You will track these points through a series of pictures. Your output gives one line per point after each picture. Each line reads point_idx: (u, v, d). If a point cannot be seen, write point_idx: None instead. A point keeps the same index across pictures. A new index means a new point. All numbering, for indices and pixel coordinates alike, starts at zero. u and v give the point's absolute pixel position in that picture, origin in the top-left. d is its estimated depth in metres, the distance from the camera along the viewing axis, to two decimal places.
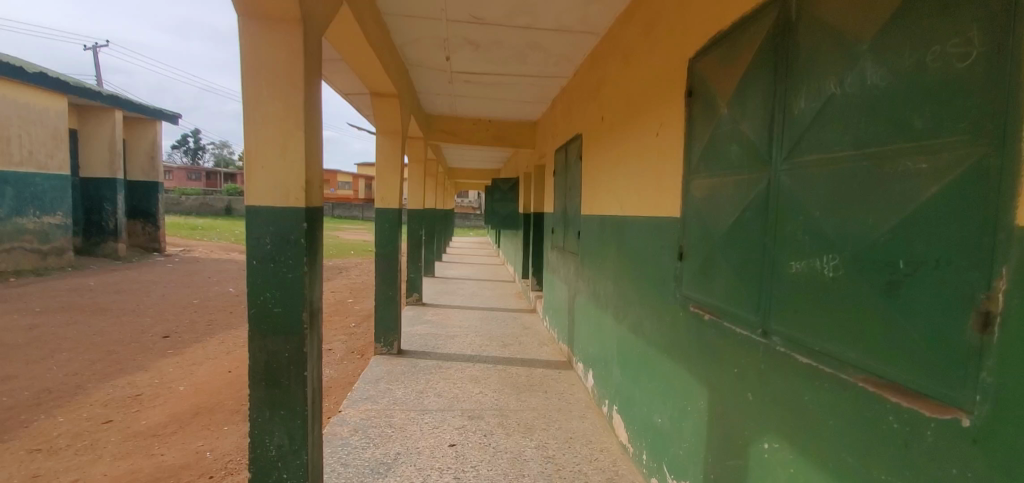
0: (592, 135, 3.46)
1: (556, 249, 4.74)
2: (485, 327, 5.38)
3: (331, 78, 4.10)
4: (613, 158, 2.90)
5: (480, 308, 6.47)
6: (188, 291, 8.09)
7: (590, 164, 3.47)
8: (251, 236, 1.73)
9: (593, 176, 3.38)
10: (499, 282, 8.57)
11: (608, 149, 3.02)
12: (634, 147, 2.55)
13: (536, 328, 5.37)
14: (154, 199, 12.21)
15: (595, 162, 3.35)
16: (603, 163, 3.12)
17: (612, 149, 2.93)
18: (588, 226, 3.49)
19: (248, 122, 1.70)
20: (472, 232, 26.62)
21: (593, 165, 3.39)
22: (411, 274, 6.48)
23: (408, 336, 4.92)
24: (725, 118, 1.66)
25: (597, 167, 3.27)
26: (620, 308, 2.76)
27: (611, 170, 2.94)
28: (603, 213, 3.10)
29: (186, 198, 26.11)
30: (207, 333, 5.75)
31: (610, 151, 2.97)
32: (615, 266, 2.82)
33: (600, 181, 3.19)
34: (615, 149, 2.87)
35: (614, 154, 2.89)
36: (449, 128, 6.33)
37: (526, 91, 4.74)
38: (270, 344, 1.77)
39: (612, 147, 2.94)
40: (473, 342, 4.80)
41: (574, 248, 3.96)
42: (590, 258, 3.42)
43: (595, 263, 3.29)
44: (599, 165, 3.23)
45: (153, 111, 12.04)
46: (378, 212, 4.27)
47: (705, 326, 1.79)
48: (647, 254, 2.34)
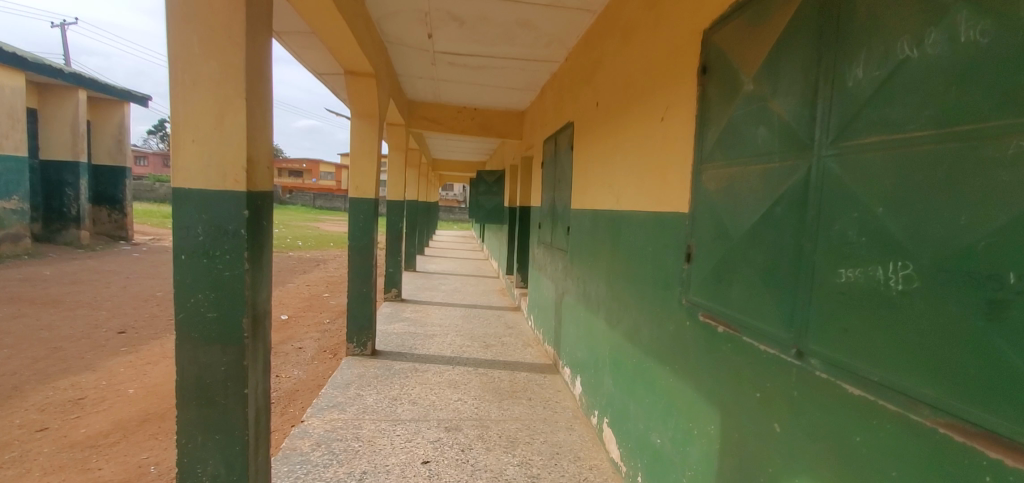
0: (585, 123, 3.20)
1: (542, 246, 4.48)
2: (467, 326, 5.10)
3: (301, 53, 3.76)
4: (609, 146, 2.65)
5: (462, 305, 6.19)
6: (153, 283, 7.64)
7: (583, 155, 3.21)
8: (179, 224, 1.43)
9: (586, 168, 3.12)
10: (482, 279, 8.28)
11: (603, 137, 2.76)
12: (634, 134, 2.29)
13: (520, 328, 5.11)
14: (121, 185, 11.61)
15: (587, 152, 3.09)
16: (598, 153, 2.86)
17: (608, 138, 2.67)
18: (579, 222, 3.23)
19: (175, 85, 1.40)
20: (456, 226, 26.23)
21: (586, 155, 3.13)
22: (389, 269, 6.16)
23: (384, 335, 4.61)
24: (750, 95, 1.40)
25: (590, 158, 3.02)
26: (612, 312, 2.52)
27: (606, 161, 2.69)
28: (597, 207, 2.84)
29: (160, 185, 25.18)
30: (168, 329, 5.36)
31: (605, 140, 2.71)
32: (609, 266, 2.57)
33: (593, 173, 2.93)
34: (611, 138, 2.62)
35: (609, 143, 2.64)
36: (432, 115, 6.02)
37: (515, 77, 4.45)
38: (202, 355, 1.47)
39: (607, 135, 2.68)
40: (453, 343, 4.51)
41: (563, 245, 3.70)
42: (580, 255, 3.16)
43: (585, 262, 3.04)
44: (592, 156, 2.97)
45: (121, 92, 11.43)
46: (352, 202, 3.89)
47: (718, 339, 1.54)
48: (647, 254, 2.09)
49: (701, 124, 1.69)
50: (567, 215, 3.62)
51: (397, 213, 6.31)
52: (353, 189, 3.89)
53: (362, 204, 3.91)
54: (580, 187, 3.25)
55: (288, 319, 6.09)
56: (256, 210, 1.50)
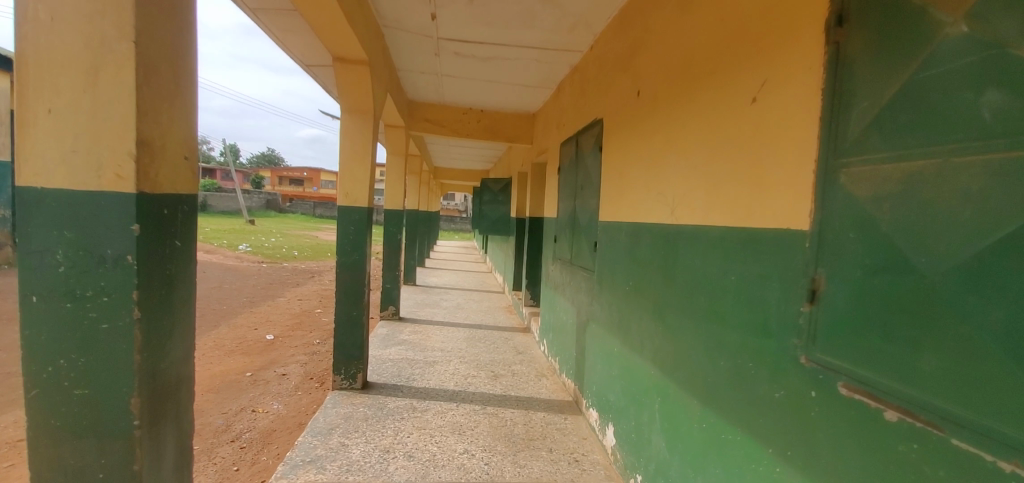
0: (617, 119, 2.68)
1: (559, 262, 3.94)
2: (471, 351, 4.52)
3: (282, 38, 3.25)
4: (656, 146, 2.13)
5: (466, 325, 5.60)
6: None
7: (614, 157, 2.69)
8: (30, 251, 0.93)
9: (620, 171, 2.59)
10: (487, 294, 7.69)
11: (647, 134, 2.24)
12: (698, 126, 1.76)
13: (531, 353, 4.54)
14: None
15: (622, 153, 2.57)
16: (638, 154, 2.34)
17: (654, 134, 2.16)
18: (610, 238, 2.69)
19: (25, 21, 0.91)
20: (457, 236, 25.65)
21: (620, 156, 2.61)
22: (386, 284, 5.58)
23: (377, 363, 4.03)
24: (953, 46, 0.87)
25: (626, 161, 2.50)
26: (664, 353, 1.97)
27: (652, 162, 2.17)
28: (638, 219, 2.30)
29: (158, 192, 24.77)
30: None
31: (650, 137, 2.20)
32: (660, 295, 2.02)
33: (633, 177, 2.39)
34: (659, 134, 2.10)
35: (657, 141, 2.12)
36: (435, 117, 5.50)
37: (528, 71, 3.93)
38: (69, 456, 0.95)
39: (653, 131, 2.17)
40: (457, 372, 3.92)
41: (587, 264, 3.15)
42: (614, 278, 2.62)
43: (620, 287, 2.51)
44: (630, 158, 2.45)
45: None
46: (341, 211, 3.31)
47: (882, 429, 0.99)
48: (727, 284, 1.54)
49: (834, 102, 1.15)
50: (593, 228, 3.08)
51: (395, 223, 5.75)
52: (343, 196, 3.33)
53: (353, 214, 3.32)
54: (612, 196, 2.72)
55: (274, 339, 5.50)
56: (158, 224, 0.97)
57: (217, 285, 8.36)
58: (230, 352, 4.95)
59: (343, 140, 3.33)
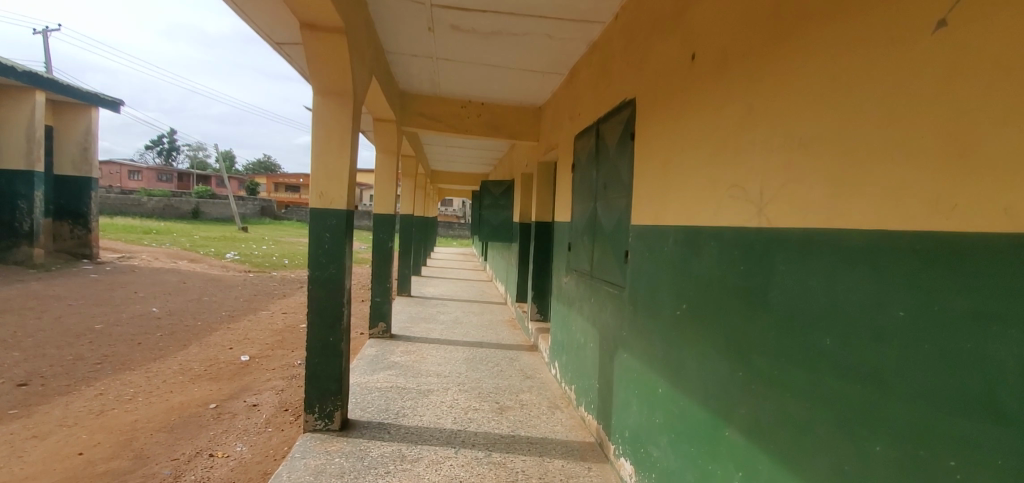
0: (655, 97, 2.13)
1: (574, 273, 3.38)
2: (471, 376, 3.92)
3: (241, 4, 2.68)
4: (724, 122, 1.58)
5: (465, 343, 4.99)
6: (100, 311, 6.47)
7: (652, 144, 2.15)
8: None
9: (662, 161, 2.03)
10: (488, 306, 7.08)
11: (706, 109, 1.69)
12: (808, 85, 1.20)
13: (541, 378, 3.94)
14: (85, 198, 10.72)
15: (663, 138, 2.03)
16: (691, 137, 1.79)
17: (720, 107, 1.61)
18: (648, 247, 2.14)
19: None
20: (455, 242, 25.00)
21: (660, 142, 2.06)
22: (375, 298, 4.99)
23: (362, 394, 3.41)
24: None
25: (670, 148, 1.95)
26: (745, 409, 1.41)
27: (717, 146, 1.61)
28: (693, 222, 1.75)
29: (149, 199, 24.25)
30: (87, 379, 4.19)
31: (713, 111, 1.65)
32: (735, 327, 1.46)
33: (684, 168, 1.84)
34: (730, 106, 1.55)
35: (726, 117, 1.57)
36: (430, 112, 4.94)
37: (538, 51, 3.38)
38: None
39: (719, 103, 1.61)
40: (456, 405, 3.31)
41: (614, 279, 2.58)
42: (654, 299, 2.06)
43: (665, 311, 1.95)
44: (677, 143, 1.89)
45: (85, 95, 10.51)
46: (313, 215, 2.72)
47: None
48: (883, 321, 0.97)
49: None
50: (621, 234, 2.51)
51: (386, 230, 5.15)
52: (316, 197, 2.72)
53: (328, 219, 2.72)
54: (648, 193, 2.16)
55: (249, 360, 4.90)
56: None
57: (196, 297, 7.75)
58: (195, 378, 4.34)
59: (316, 127, 2.73)
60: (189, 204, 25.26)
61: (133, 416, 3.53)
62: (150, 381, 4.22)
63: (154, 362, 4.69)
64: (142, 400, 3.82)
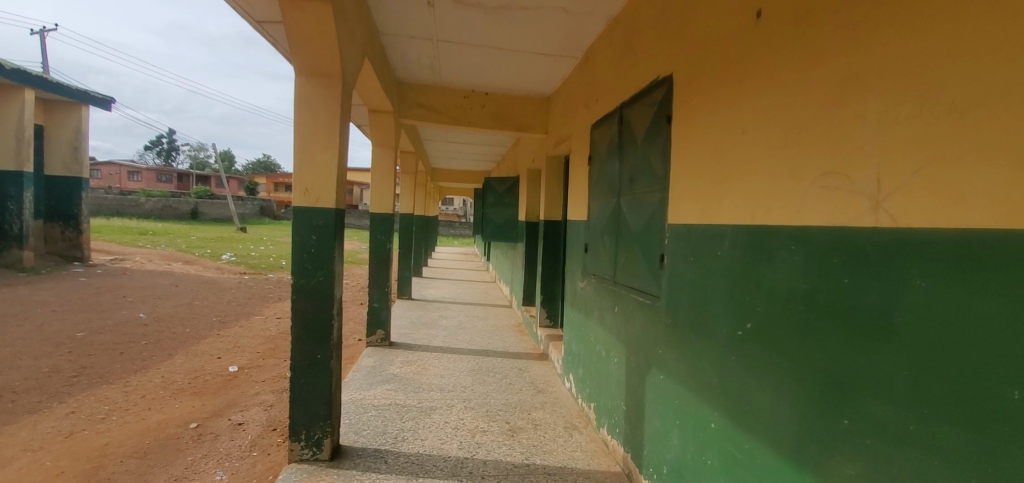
0: (698, 73, 1.80)
1: (594, 277, 3.03)
2: (478, 390, 3.57)
3: None
4: (802, 98, 1.26)
5: (470, 352, 4.63)
6: (85, 317, 6.11)
7: (694, 130, 1.82)
8: None
9: (710, 148, 1.70)
10: (492, 310, 6.72)
11: (775, 84, 1.37)
12: (955, 33, 0.90)
13: (554, 393, 3.58)
14: (76, 198, 10.37)
15: (710, 122, 1.70)
16: (754, 119, 1.46)
17: (795, 81, 1.29)
18: (690, 250, 1.81)
19: None
20: (457, 242, 24.66)
21: (706, 126, 1.73)
22: (374, 304, 4.63)
23: (356, 414, 3.07)
24: None
25: (722, 135, 1.63)
26: (855, 462, 1.08)
27: (795, 128, 1.29)
28: (759, 222, 1.42)
29: (147, 199, 23.91)
30: (59, 394, 3.83)
31: (785, 87, 1.33)
32: (836, 355, 1.13)
33: (744, 155, 1.51)
34: (811, 78, 1.23)
35: (806, 91, 1.25)
36: (430, 103, 4.58)
37: (551, 29, 3.02)
38: None
39: (794, 76, 1.30)
40: (462, 427, 2.96)
41: (644, 286, 2.23)
42: (700, 313, 1.73)
43: (717, 328, 1.62)
44: (733, 126, 1.57)
45: (75, 91, 10.14)
46: (296, 213, 2.36)
47: None
48: None
49: None
50: (653, 235, 2.17)
51: (384, 230, 4.74)
52: (300, 194, 2.37)
53: (315, 219, 2.37)
54: (691, 188, 1.83)
55: (238, 372, 4.54)
56: None
57: (187, 301, 7.40)
58: (178, 393, 3.99)
59: (299, 113, 2.37)
60: (187, 204, 24.93)
61: (104, 438, 3.16)
62: (128, 397, 3.87)
63: (134, 374, 4.34)
64: (117, 419, 3.47)
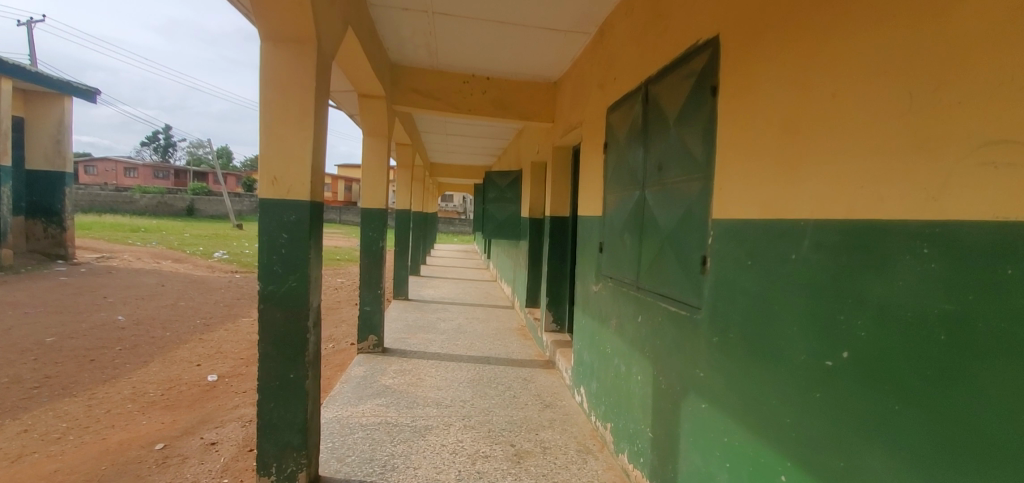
0: (756, 34, 1.44)
1: (611, 281, 2.66)
2: (479, 405, 3.20)
3: None
4: (942, 46, 0.91)
5: (469, 359, 4.27)
6: (59, 319, 5.74)
7: (747, 108, 1.47)
8: None
9: (775, 123, 1.34)
10: (493, 311, 6.36)
11: (885, 35, 1.02)
12: None
13: (564, 409, 3.21)
14: (59, 194, 9.98)
15: (772, 97, 1.36)
16: (844, 89, 1.12)
17: (926, 23, 0.94)
18: (744, 256, 1.46)
19: None
20: (456, 239, 24.29)
21: (767, 103, 1.38)
22: (365, 307, 4.26)
23: (341, 436, 2.70)
24: None
25: (792, 112, 1.28)
26: None
27: (921, 92, 0.94)
28: (859, 217, 1.07)
29: (141, 196, 23.48)
30: (15, 409, 3.47)
31: (908, 33, 0.97)
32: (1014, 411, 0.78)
33: (829, 129, 1.16)
34: (961, 16, 0.87)
35: (949, 35, 0.90)
36: (426, 88, 4.20)
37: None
38: None
39: (924, 16, 0.94)
40: (460, 451, 2.59)
41: (677, 294, 1.86)
42: (758, 335, 1.38)
43: (789, 356, 1.26)
44: (809, 100, 1.22)
45: (57, 83, 9.73)
46: (263, 207, 1.99)
47: None
48: None
49: None
50: (688, 233, 1.80)
51: (376, 227, 4.34)
52: (268, 184, 1.99)
53: (285, 213, 2.00)
54: (744, 178, 1.47)
55: (217, 382, 4.18)
56: None
57: (171, 303, 7.01)
58: (147, 407, 3.62)
59: (267, 88, 1.99)
60: (182, 201, 24.52)
61: (56, 464, 2.80)
62: (91, 412, 3.50)
63: (102, 385, 3.97)
64: (73, 440, 3.10)
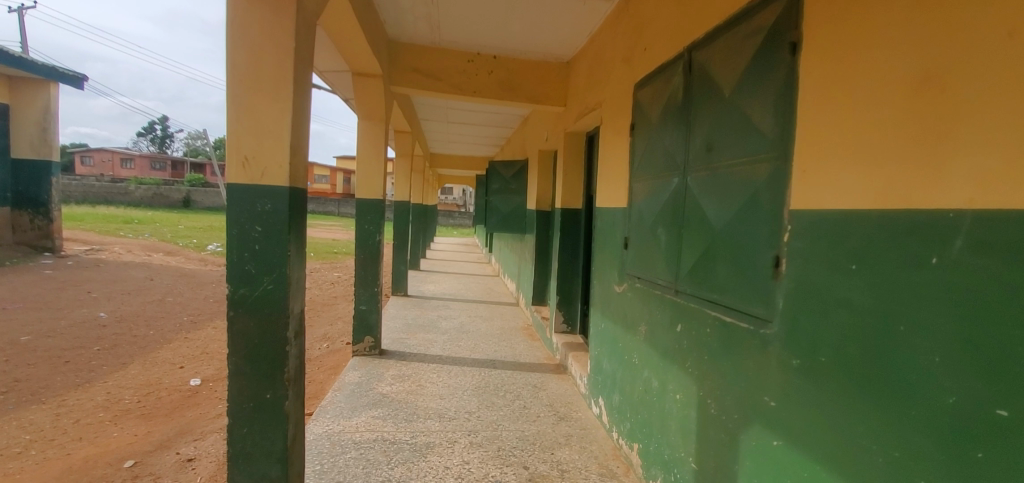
0: None
1: (639, 282, 2.33)
2: (486, 419, 2.87)
3: None
4: None
5: (474, 363, 3.95)
6: (36, 316, 5.40)
7: (849, 75, 1.14)
8: None
9: (903, 84, 1.01)
10: (497, 309, 6.04)
11: None
12: None
13: (580, 422, 2.89)
14: (46, 184, 9.61)
15: (892, 56, 1.03)
16: None
17: None
18: (844, 261, 1.13)
19: None
20: (456, 232, 23.96)
21: (883, 66, 1.06)
22: (360, 307, 3.94)
23: (332, 457, 2.37)
24: None
25: (927, 71, 0.95)
26: None
27: None
28: None
29: (135, 187, 23.04)
30: None
31: None
32: None
33: (1003, 84, 0.82)
34: None
35: None
36: (427, 67, 3.84)
37: None
38: None
39: None
40: (466, 476, 2.27)
41: (734, 303, 1.53)
42: (867, 366, 1.06)
43: (924, 397, 0.94)
44: (963, 50, 0.89)
45: (44, 69, 9.32)
46: (232, 193, 1.65)
47: None
48: None
49: None
50: (751, 229, 1.47)
51: (373, 220, 3.94)
52: (237, 165, 1.64)
53: (259, 202, 1.66)
54: (847, 163, 1.14)
55: (200, 387, 3.85)
56: None
57: (158, 298, 6.67)
58: (121, 416, 3.30)
59: (235, 50, 1.63)
60: (178, 192, 24.11)
61: None
62: (58, 423, 3.17)
63: (74, 391, 3.65)
64: (34, 455, 2.78)
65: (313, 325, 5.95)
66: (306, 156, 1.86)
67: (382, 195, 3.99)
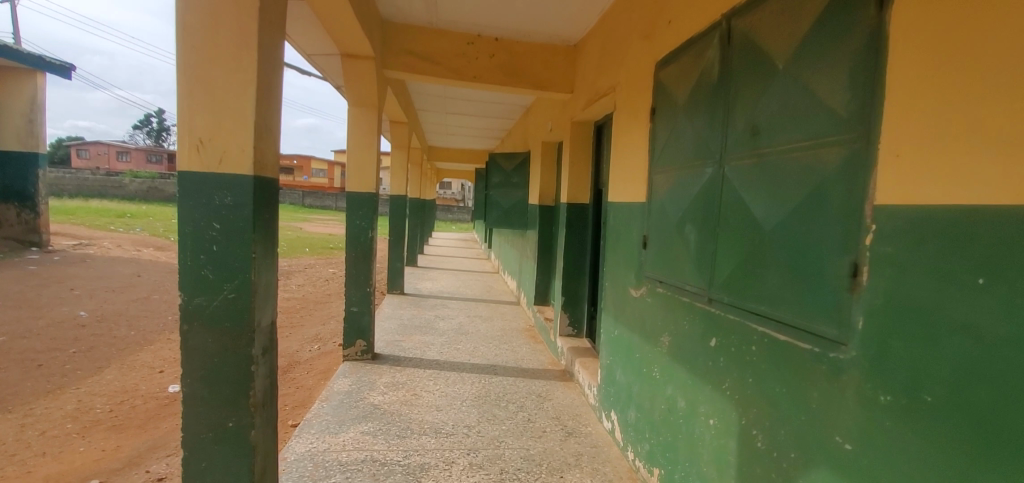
0: None
1: (661, 287, 2.06)
2: (487, 435, 2.61)
3: None
4: None
5: (474, 368, 3.68)
6: (12, 315, 5.11)
7: (973, 30, 0.88)
8: None
9: None
10: (498, 308, 5.76)
11: None
12: None
13: (590, 438, 2.63)
14: (32, 177, 9.30)
15: None
16: None
17: None
18: (966, 274, 0.87)
19: None
20: (455, 227, 23.67)
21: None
22: (352, 308, 3.66)
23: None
24: None
25: None
26: None
27: None
28: None
29: (130, 180, 22.65)
30: None
31: None
32: None
33: None
34: None
35: None
36: (423, 50, 3.55)
37: None
38: None
39: None
40: None
41: (791, 318, 1.27)
42: (1005, 411, 0.80)
43: None
44: None
45: (30, 57, 8.97)
46: (185, 184, 1.38)
47: None
48: None
49: None
50: (815, 230, 1.20)
51: (364, 216, 3.67)
52: (191, 150, 1.37)
53: (218, 195, 1.38)
54: (966, 150, 0.89)
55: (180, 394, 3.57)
56: None
57: (143, 296, 6.37)
58: (90, 428, 3.01)
59: (186, 8, 1.34)
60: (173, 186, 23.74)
61: None
62: (21, 435, 2.89)
63: (43, 398, 3.36)
64: None
65: (305, 325, 5.66)
66: (277, 140, 1.57)
67: (375, 188, 3.70)
